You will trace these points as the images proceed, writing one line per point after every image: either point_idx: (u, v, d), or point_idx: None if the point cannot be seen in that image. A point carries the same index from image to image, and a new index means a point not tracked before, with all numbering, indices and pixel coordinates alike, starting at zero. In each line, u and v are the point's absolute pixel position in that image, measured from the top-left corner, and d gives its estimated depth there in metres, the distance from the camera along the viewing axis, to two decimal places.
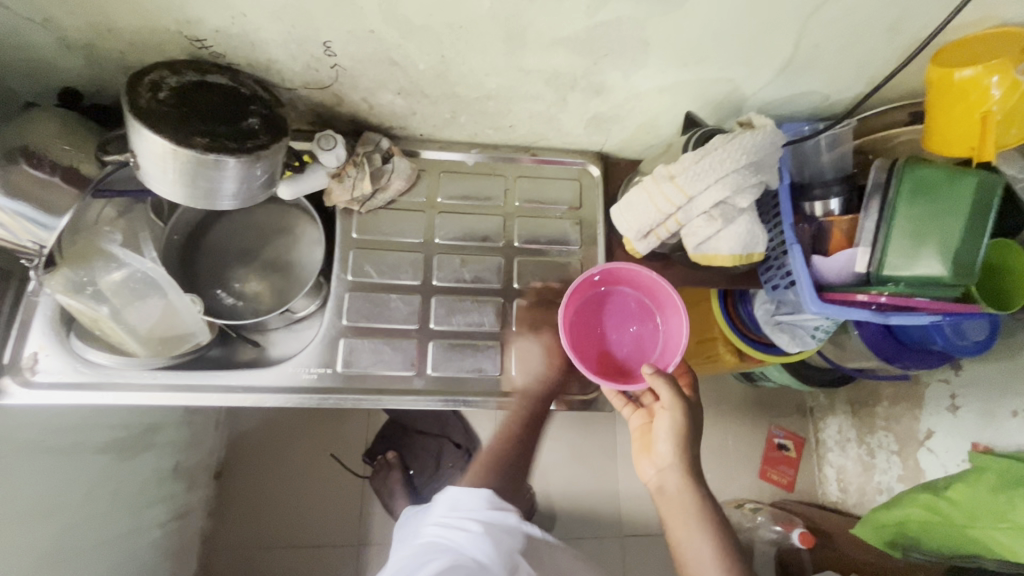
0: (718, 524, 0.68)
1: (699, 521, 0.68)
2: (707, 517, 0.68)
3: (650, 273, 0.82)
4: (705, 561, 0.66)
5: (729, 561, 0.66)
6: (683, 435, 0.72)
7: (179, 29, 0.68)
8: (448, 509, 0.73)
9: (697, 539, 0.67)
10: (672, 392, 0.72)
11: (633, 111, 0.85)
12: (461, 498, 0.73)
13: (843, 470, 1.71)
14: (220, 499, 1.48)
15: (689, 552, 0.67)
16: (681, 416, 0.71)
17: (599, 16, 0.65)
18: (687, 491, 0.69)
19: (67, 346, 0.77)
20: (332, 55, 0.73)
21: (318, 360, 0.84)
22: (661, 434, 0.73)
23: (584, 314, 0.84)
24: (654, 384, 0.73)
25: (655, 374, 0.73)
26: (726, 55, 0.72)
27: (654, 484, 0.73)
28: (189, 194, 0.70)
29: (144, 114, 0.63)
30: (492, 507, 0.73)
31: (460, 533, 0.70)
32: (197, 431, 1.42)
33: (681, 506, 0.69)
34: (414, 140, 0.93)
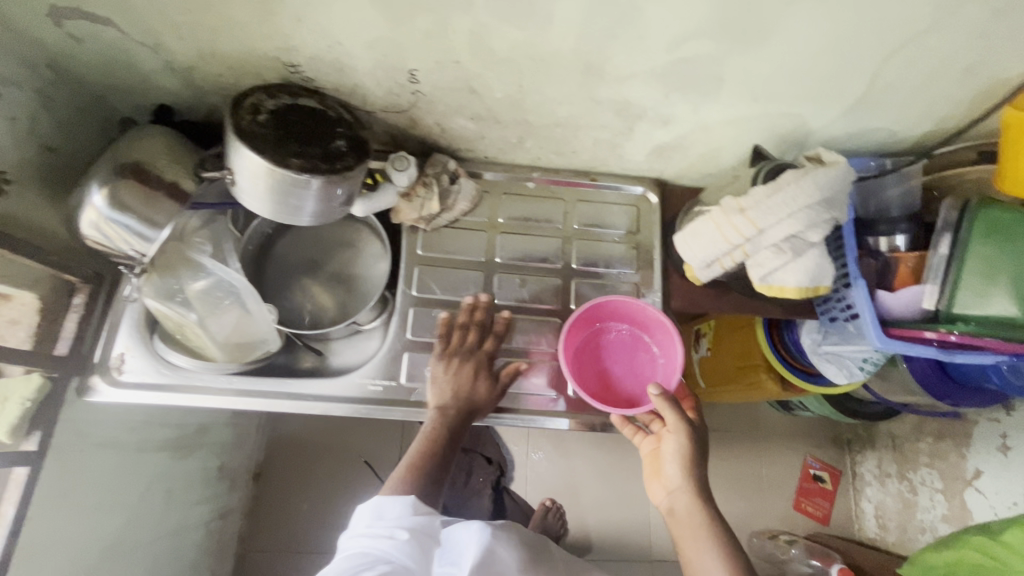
0: (730, 544, 0.65)
1: (710, 541, 0.65)
2: (715, 535, 0.65)
3: (629, 301, 0.86)
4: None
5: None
6: (688, 457, 0.71)
7: (277, 55, 0.72)
8: (374, 518, 0.69)
9: (707, 560, 0.64)
10: (676, 415, 0.71)
11: (697, 141, 0.87)
12: (385, 506, 0.70)
13: (881, 506, 1.68)
14: (258, 501, 1.52)
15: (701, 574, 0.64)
16: (686, 440, 0.71)
17: (679, 52, 0.67)
18: (696, 512, 0.67)
19: (151, 348, 0.82)
20: (416, 82, 0.76)
21: (382, 373, 0.86)
22: (667, 457, 0.72)
23: (586, 354, 0.88)
24: (659, 406, 0.73)
25: (661, 396, 0.73)
26: (799, 91, 0.74)
27: (663, 506, 0.71)
28: (277, 210, 0.74)
29: (246, 134, 0.67)
30: (417, 512, 0.71)
31: (387, 541, 0.67)
32: (241, 433, 1.46)
33: (690, 525, 0.67)
34: (478, 162, 0.97)
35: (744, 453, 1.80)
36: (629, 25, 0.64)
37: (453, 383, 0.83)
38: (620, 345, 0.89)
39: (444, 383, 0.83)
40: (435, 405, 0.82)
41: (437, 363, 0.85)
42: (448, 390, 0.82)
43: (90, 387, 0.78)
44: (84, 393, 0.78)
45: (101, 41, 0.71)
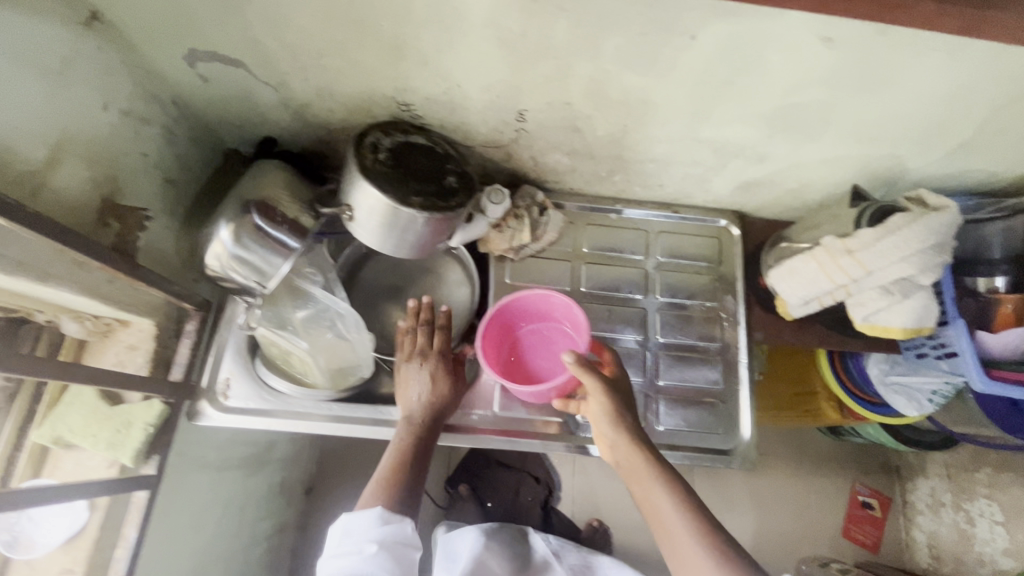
0: (675, 478, 0.63)
1: (660, 484, 0.62)
2: (666, 476, 0.63)
3: (546, 292, 0.84)
4: (676, 524, 0.59)
5: (697, 514, 0.59)
6: (613, 407, 0.69)
7: (394, 95, 0.75)
8: (341, 537, 0.64)
9: (658, 496, 0.62)
10: (586, 375, 0.69)
11: (788, 178, 0.88)
12: (354, 522, 0.64)
13: (934, 536, 1.62)
14: (312, 515, 1.54)
15: (656, 515, 0.61)
16: (604, 394, 0.69)
17: (792, 98, 0.69)
18: (636, 457, 0.66)
19: (254, 374, 0.84)
20: (522, 121, 0.78)
21: (479, 403, 0.90)
22: (595, 416, 0.70)
23: (508, 347, 0.87)
24: (576, 371, 0.69)
25: (576, 360, 0.70)
26: (905, 135, 0.75)
27: (615, 458, 0.70)
28: (389, 244, 0.77)
29: (370, 173, 0.70)
30: (387, 522, 0.64)
31: (355, 558, 0.61)
32: (301, 448, 1.48)
33: (642, 471, 0.64)
34: (562, 193, 0.98)
35: (791, 478, 1.79)
36: (750, 74, 0.65)
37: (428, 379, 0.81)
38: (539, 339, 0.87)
39: (420, 385, 0.81)
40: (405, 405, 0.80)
41: (405, 367, 0.83)
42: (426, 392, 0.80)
43: (199, 411, 0.80)
44: (193, 417, 0.80)
45: (227, 81, 0.74)
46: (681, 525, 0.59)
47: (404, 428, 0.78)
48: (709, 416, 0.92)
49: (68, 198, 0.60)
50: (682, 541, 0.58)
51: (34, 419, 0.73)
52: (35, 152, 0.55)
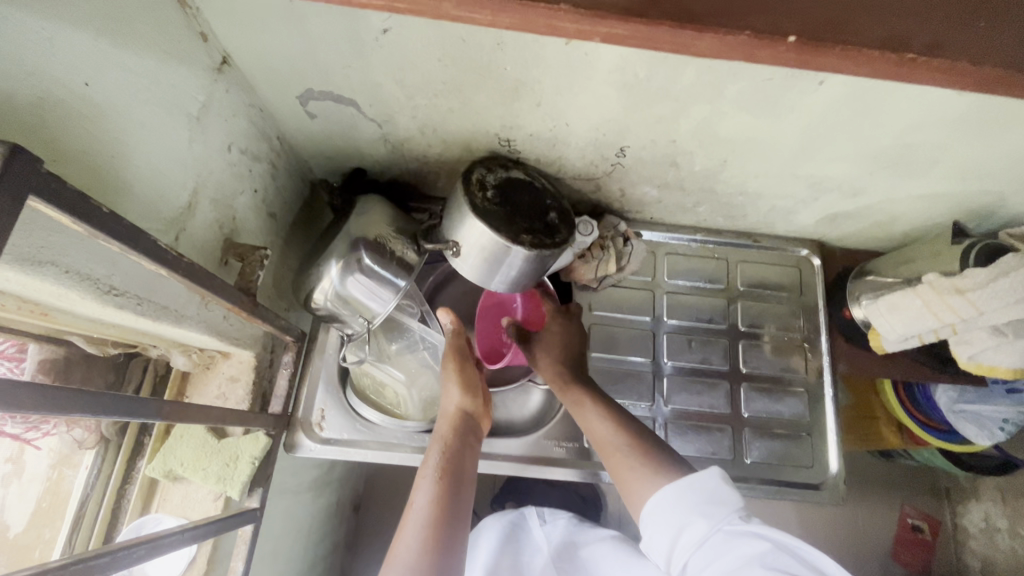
0: (601, 398, 0.79)
1: (591, 403, 0.78)
2: (594, 399, 0.79)
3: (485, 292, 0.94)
4: (606, 433, 0.74)
5: (625, 424, 0.74)
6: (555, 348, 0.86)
7: (498, 132, 0.76)
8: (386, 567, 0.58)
9: (591, 416, 0.77)
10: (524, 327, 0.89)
11: (878, 211, 0.88)
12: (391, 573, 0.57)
13: (989, 561, 1.59)
14: (362, 534, 1.55)
15: (590, 430, 0.76)
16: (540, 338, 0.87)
17: (905, 139, 0.68)
18: (574, 388, 0.81)
19: (346, 404, 0.84)
20: (621, 156, 0.79)
21: (566, 434, 0.90)
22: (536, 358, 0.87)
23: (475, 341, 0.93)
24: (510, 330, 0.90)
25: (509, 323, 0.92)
26: (1013, 174, 0.74)
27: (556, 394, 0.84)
28: (490, 278, 0.77)
29: (481, 212, 0.71)
30: None
31: None
32: (353, 467, 1.49)
33: (576, 397, 0.80)
34: (641, 223, 0.98)
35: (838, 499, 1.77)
36: (869, 116, 0.65)
37: (465, 386, 0.76)
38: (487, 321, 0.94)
39: (457, 391, 0.75)
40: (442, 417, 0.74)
41: (443, 372, 0.78)
42: (461, 400, 0.75)
43: (297, 443, 0.80)
44: (290, 448, 0.81)
45: (333, 118, 0.75)
46: (611, 432, 0.74)
47: (442, 430, 0.72)
48: (796, 449, 0.91)
49: (197, 241, 0.62)
50: (613, 446, 0.72)
51: (145, 450, 0.75)
52: (177, 199, 0.57)
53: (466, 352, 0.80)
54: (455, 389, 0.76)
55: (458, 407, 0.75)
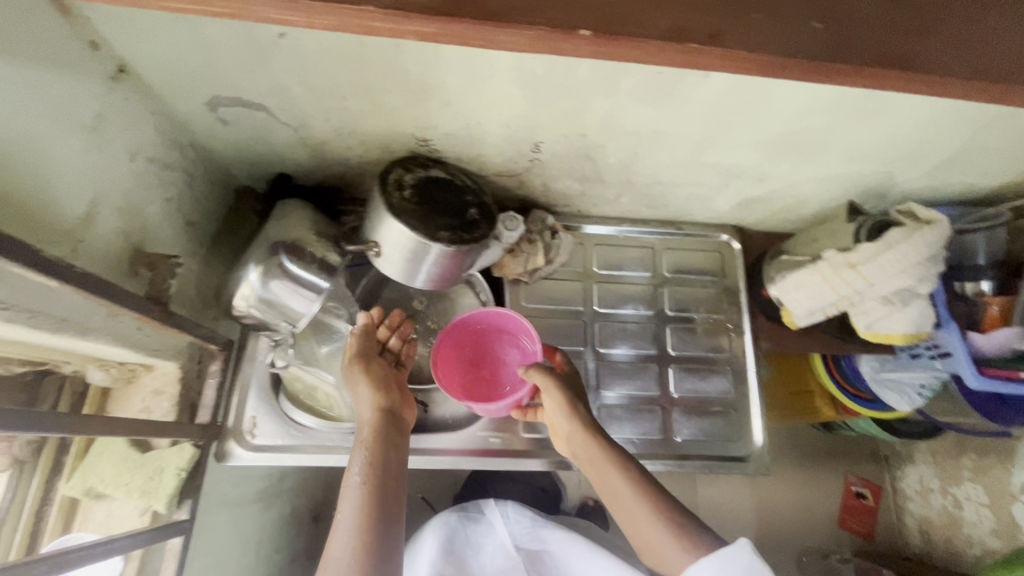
0: (625, 459, 0.71)
1: (613, 464, 0.70)
2: (618, 462, 0.70)
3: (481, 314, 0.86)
4: (629, 498, 0.66)
5: (646, 489, 0.66)
6: (571, 403, 0.76)
7: (414, 132, 0.77)
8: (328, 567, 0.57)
9: (611, 478, 0.69)
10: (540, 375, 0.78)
11: (785, 194, 0.93)
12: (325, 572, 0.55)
13: (926, 521, 1.69)
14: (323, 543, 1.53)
15: (613, 493, 0.68)
16: (558, 387, 0.77)
17: (793, 125, 0.73)
18: (591, 445, 0.73)
19: (279, 410, 0.84)
20: (537, 151, 0.81)
21: (501, 425, 0.92)
22: (553, 411, 0.78)
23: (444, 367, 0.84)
24: (531, 377, 0.78)
25: (527, 367, 0.78)
26: (895, 154, 0.80)
27: (574, 450, 0.76)
28: (412, 276, 0.79)
29: (398, 211, 0.72)
30: None
31: None
32: (307, 477, 1.47)
33: (597, 455, 0.72)
34: (570, 216, 1.01)
35: (788, 472, 1.85)
36: (756, 104, 0.69)
37: (374, 383, 0.74)
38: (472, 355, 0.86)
39: (368, 392, 0.74)
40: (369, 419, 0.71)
41: (349, 374, 0.76)
42: (375, 399, 0.73)
43: (227, 451, 0.80)
44: (221, 458, 0.80)
45: (247, 123, 0.75)
46: (635, 498, 0.66)
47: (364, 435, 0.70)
48: (724, 425, 0.95)
49: (100, 252, 0.61)
50: (629, 502, 0.66)
51: (64, 470, 0.73)
52: (74, 210, 0.56)
53: (372, 351, 0.78)
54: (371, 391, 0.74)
55: (379, 407, 0.72)
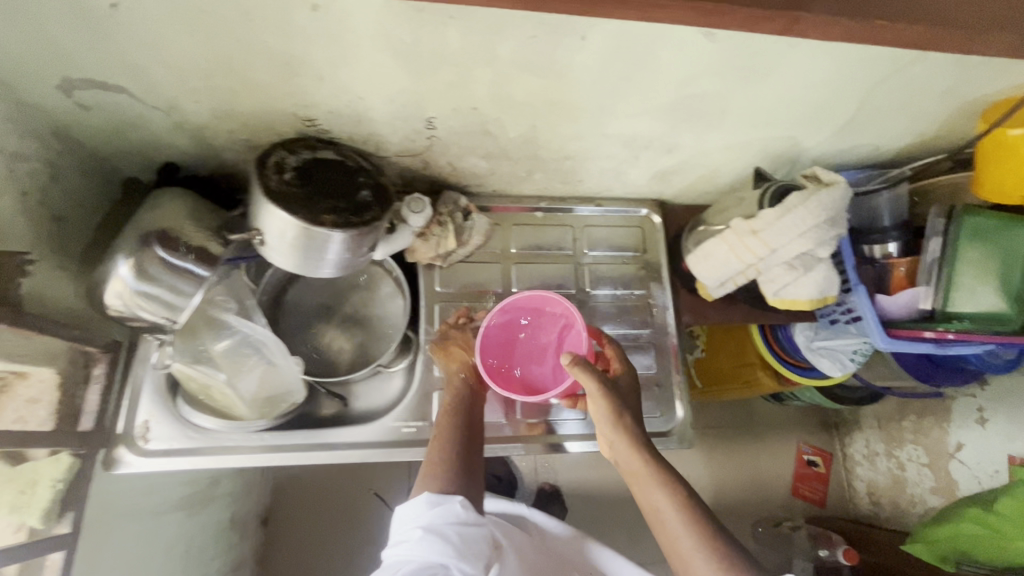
0: (669, 471, 0.66)
1: (654, 478, 0.65)
2: (663, 472, 0.66)
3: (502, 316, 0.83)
4: (670, 520, 0.63)
5: (691, 513, 0.63)
6: (619, 410, 0.70)
7: (295, 111, 0.73)
8: (397, 527, 0.65)
9: (654, 495, 0.65)
10: (587, 379, 0.71)
11: (698, 164, 0.92)
12: (403, 511, 0.65)
13: (873, 484, 1.73)
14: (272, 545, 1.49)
15: (654, 513, 0.65)
16: (607, 394, 0.70)
17: (685, 90, 0.72)
18: (636, 458, 0.67)
19: (175, 412, 0.80)
20: (432, 128, 0.78)
21: (414, 414, 0.87)
22: (600, 417, 0.71)
23: (496, 357, 0.83)
24: (576, 376, 0.71)
25: (573, 363, 0.71)
26: (795, 117, 0.79)
27: (614, 453, 0.71)
28: (303, 263, 0.76)
29: (275, 195, 0.68)
30: (436, 506, 0.64)
31: (404, 546, 0.61)
32: (248, 480, 1.42)
33: (640, 473, 0.66)
34: (486, 196, 0.98)
35: (742, 445, 1.86)
36: (642, 68, 0.67)
37: (461, 356, 0.85)
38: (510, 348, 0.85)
39: (456, 365, 0.85)
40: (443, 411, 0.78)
41: (437, 355, 0.86)
42: (459, 372, 0.83)
43: (117, 459, 0.76)
44: (110, 465, 0.76)
45: (111, 108, 0.70)
46: (676, 523, 0.62)
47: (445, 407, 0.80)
48: (646, 401, 0.94)
49: None
50: (661, 515, 0.64)
51: None
52: None
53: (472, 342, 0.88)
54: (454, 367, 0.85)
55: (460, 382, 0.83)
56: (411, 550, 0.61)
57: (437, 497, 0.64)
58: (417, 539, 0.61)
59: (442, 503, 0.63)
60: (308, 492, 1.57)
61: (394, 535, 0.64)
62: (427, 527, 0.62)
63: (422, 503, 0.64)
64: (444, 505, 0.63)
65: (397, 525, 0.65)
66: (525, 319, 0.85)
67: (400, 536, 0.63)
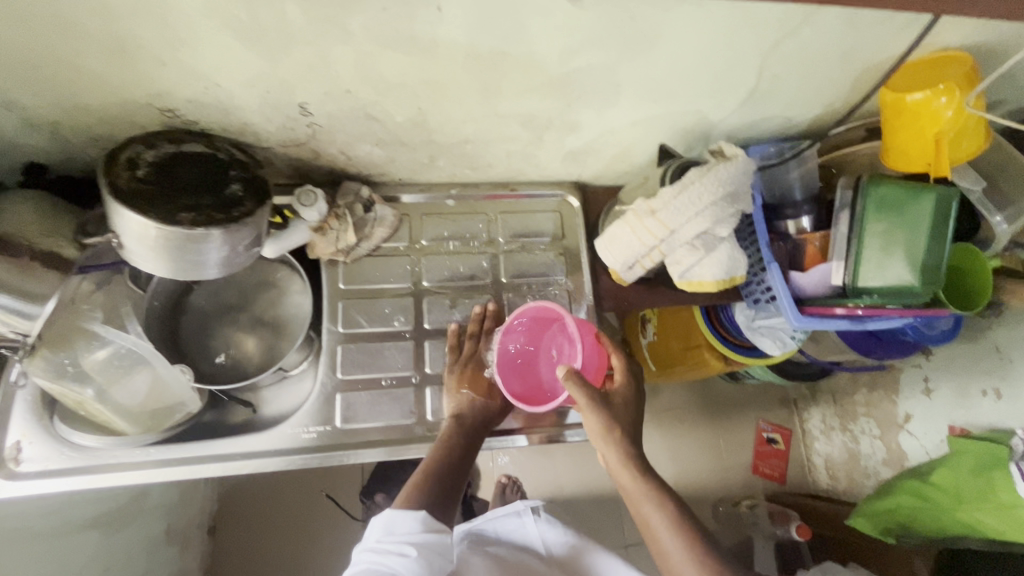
0: (661, 487, 0.70)
1: (648, 494, 0.69)
2: (655, 489, 0.69)
3: (539, 308, 0.81)
4: (663, 535, 0.67)
5: (681, 527, 0.67)
6: (613, 426, 0.72)
7: (150, 102, 0.67)
8: (383, 534, 0.67)
9: (647, 509, 0.69)
10: (583, 393, 0.72)
11: (608, 143, 0.87)
12: (395, 521, 0.67)
13: (830, 458, 1.63)
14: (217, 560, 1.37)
15: (647, 525, 0.69)
16: (601, 411, 0.72)
17: (570, 64, 0.67)
18: (629, 474, 0.70)
19: (51, 431, 0.75)
20: (308, 114, 0.72)
21: (315, 419, 0.83)
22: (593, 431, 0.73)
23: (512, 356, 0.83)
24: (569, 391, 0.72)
25: (569, 378, 0.73)
26: (696, 91, 0.75)
27: (607, 467, 0.74)
28: (175, 267, 0.70)
29: (124, 195, 0.64)
30: (428, 529, 0.68)
31: (396, 559, 0.64)
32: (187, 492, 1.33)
33: (632, 489, 0.70)
34: (392, 185, 0.94)
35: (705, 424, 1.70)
36: (516, 39, 0.62)
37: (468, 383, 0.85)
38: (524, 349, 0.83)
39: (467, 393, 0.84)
40: (452, 418, 0.82)
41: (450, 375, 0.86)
42: (465, 402, 0.84)
43: None
44: None
45: None
46: (669, 537, 0.67)
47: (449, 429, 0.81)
48: None
49: None
50: (655, 530, 0.68)
51: None
52: None
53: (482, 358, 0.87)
54: (471, 394, 0.84)
55: (471, 413, 0.83)
56: (403, 566, 0.64)
57: (432, 521, 0.68)
58: (412, 557, 0.64)
59: (435, 529, 0.68)
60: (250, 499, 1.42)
61: (378, 542, 0.66)
62: (421, 547, 0.66)
63: (418, 524, 0.67)
64: (438, 533, 0.68)
65: (385, 532, 0.67)
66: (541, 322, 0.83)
67: (389, 547, 0.65)
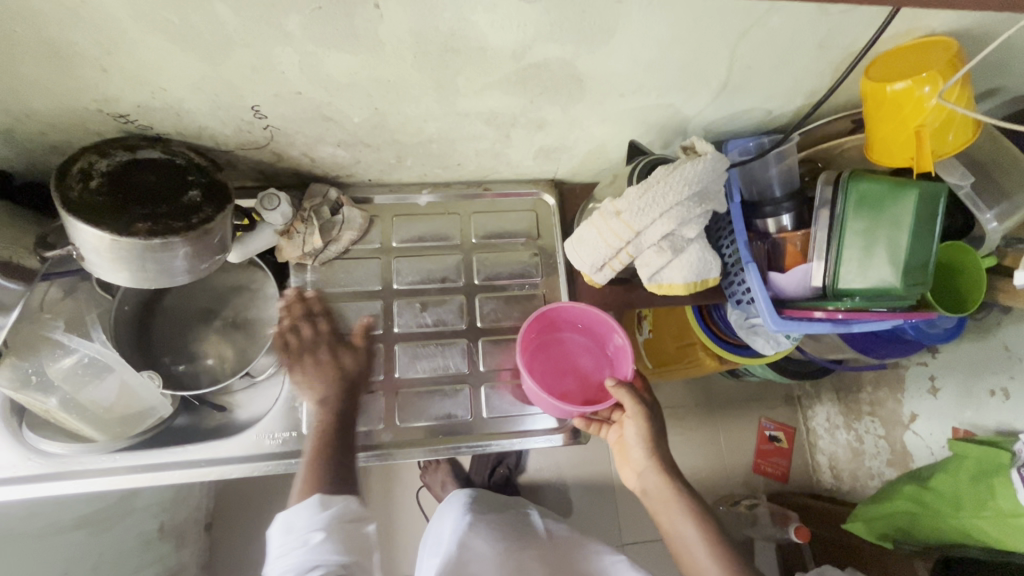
0: (697, 508, 0.71)
1: (683, 512, 0.71)
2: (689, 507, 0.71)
3: (584, 308, 0.80)
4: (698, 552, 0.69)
5: (720, 548, 0.68)
6: (652, 438, 0.74)
7: (100, 108, 0.66)
8: (283, 534, 0.65)
9: (683, 526, 0.70)
10: (632, 400, 0.73)
11: (580, 140, 0.84)
12: (292, 518, 0.65)
13: (834, 457, 1.53)
14: (213, 556, 1.27)
15: (681, 541, 0.70)
16: (645, 421, 0.73)
17: (525, 59, 0.64)
18: (667, 488, 0.72)
19: (20, 437, 0.77)
20: (262, 116, 0.71)
21: (283, 424, 0.83)
22: (633, 442, 0.75)
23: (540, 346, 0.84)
24: (619, 397, 0.73)
25: (617, 386, 0.73)
26: (664, 85, 0.72)
27: (643, 481, 0.75)
28: (136, 277, 0.68)
29: (74, 206, 0.64)
30: (324, 507, 0.66)
31: (301, 551, 0.63)
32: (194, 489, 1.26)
33: (669, 502, 0.72)
34: (361, 185, 0.92)
35: (701, 424, 1.60)
36: (463, 36, 0.60)
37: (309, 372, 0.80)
38: (542, 341, 0.85)
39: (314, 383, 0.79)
40: (317, 402, 0.78)
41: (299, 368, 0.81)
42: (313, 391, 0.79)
43: None
44: None
45: None
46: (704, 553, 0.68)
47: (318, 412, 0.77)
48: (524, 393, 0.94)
49: None
50: (689, 550, 0.69)
51: None
52: None
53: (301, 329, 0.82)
54: (319, 377, 0.80)
55: (321, 391, 0.79)
56: (313, 556, 0.62)
57: (327, 498, 0.67)
58: (318, 542, 0.63)
59: (331, 505, 0.67)
60: (249, 495, 1.31)
61: (281, 545, 0.64)
62: (325, 528, 0.65)
63: (312, 508, 0.66)
64: (331, 505, 0.67)
65: (284, 531, 0.65)
66: (573, 324, 0.85)
67: (290, 544, 0.64)
